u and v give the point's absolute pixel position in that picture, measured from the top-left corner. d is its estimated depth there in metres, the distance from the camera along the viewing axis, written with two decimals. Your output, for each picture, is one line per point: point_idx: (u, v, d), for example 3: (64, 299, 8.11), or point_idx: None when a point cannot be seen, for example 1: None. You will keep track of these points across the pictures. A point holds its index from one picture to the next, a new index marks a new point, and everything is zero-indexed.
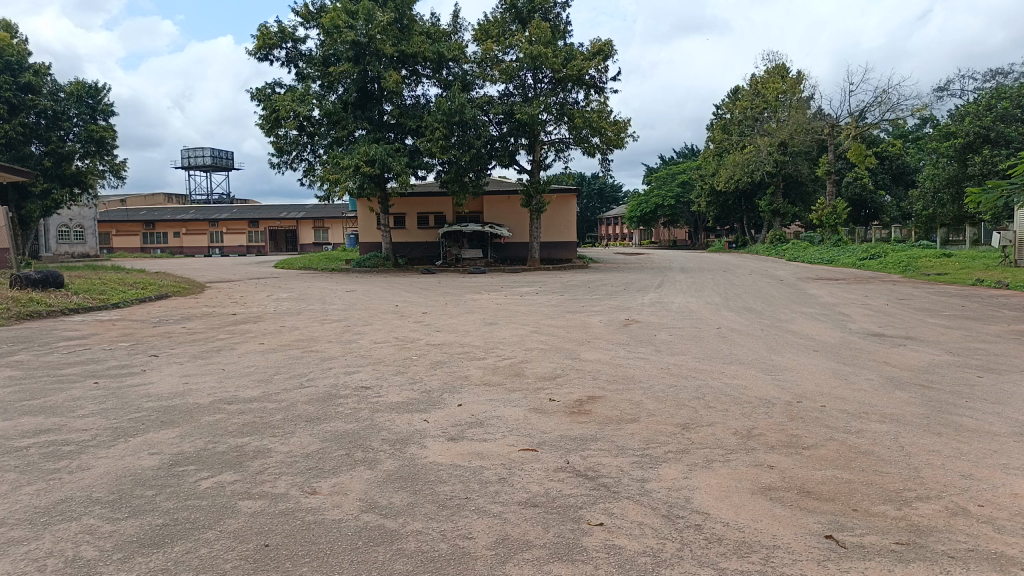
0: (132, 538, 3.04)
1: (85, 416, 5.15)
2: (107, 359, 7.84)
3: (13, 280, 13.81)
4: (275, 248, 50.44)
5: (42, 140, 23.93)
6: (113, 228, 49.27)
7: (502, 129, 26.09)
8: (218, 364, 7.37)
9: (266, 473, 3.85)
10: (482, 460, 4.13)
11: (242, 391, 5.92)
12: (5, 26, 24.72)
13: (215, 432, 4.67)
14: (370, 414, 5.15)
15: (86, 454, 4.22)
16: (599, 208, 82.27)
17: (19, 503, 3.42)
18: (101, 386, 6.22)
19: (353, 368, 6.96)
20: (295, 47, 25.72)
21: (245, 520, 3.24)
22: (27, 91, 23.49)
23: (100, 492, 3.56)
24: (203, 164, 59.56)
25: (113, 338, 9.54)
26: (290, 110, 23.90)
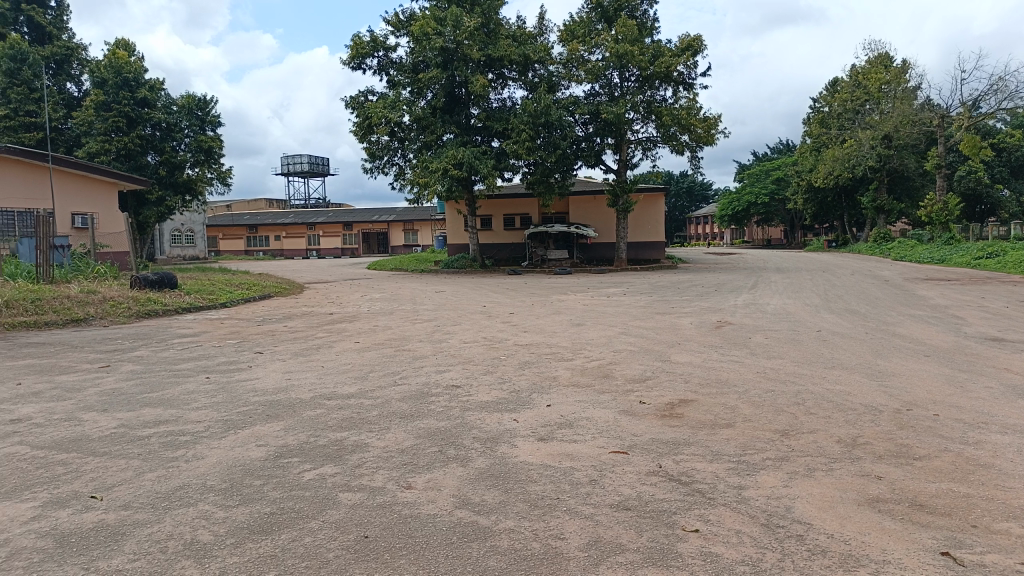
0: (243, 525, 3.21)
1: (199, 408, 5.48)
2: (217, 355, 8.33)
3: (133, 281, 14.85)
4: (367, 249, 52.04)
5: (157, 151, 25.53)
6: (220, 232, 52.34)
7: (588, 129, 26.01)
8: (318, 361, 7.68)
9: (364, 467, 3.98)
10: (572, 461, 4.13)
11: (341, 388, 6.15)
12: (125, 46, 26.65)
13: (316, 426, 4.87)
14: (461, 412, 5.23)
15: (200, 444, 4.49)
16: (688, 207, 80.48)
17: (142, 488, 3.69)
18: (212, 380, 6.61)
19: (445, 367, 7.09)
20: (386, 56, 26.50)
21: (345, 511, 3.36)
22: (143, 105, 24.84)
23: (213, 480, 3.78)
24: (301, 170, 62.17)
25: (222, 336, 10.12)
26: (382, 116, 24.61)
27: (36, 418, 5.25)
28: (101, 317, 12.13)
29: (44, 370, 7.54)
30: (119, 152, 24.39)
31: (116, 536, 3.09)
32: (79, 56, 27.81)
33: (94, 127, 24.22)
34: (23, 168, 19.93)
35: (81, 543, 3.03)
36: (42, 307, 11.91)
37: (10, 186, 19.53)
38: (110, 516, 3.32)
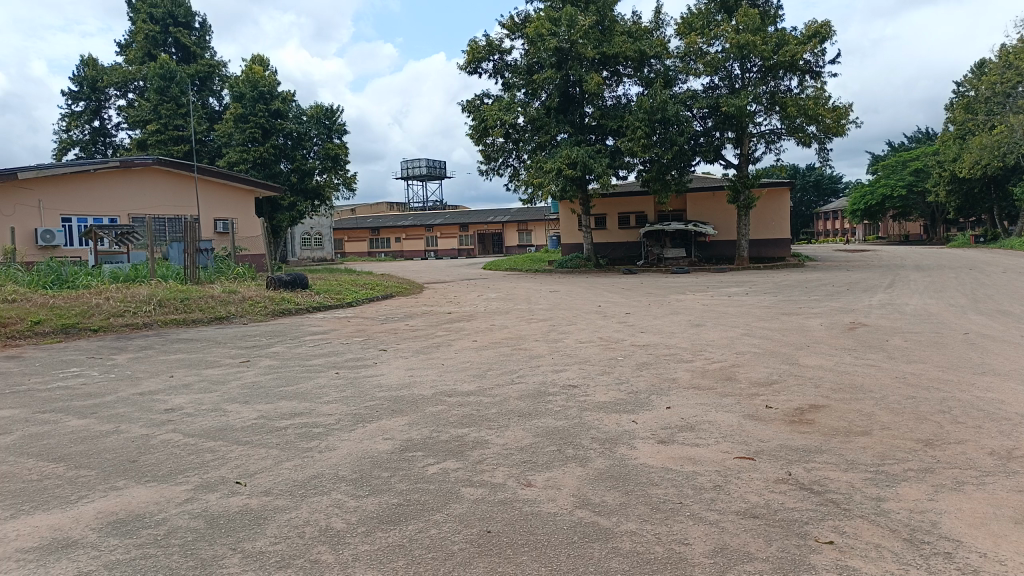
0: (373, 515, 3.35)
1: (330, 402, 5.77)
2: (345, 352, 8.76)
3: (269, 282, 15.85)
4: (483, 250, 53.00)
5: (289, 159, 27.11)
6: (345, 235, 54.99)
7: (707, 124, 25.27)
8: (438, 359, 7.89)
9: (485, 463, 4.06)
10: (695, 465, 4.02)
11: (460, 385, 6.31)
12: (261, 61, 28.59)
13: (438, 422, 5.01)
14: (579, 412, 5.23)
15: (331, 436, 4.74)
16: (815, 201, 76.30)
17: (281, 476, 3.93)
18: (341, 376, 6.97)
19: (562, 367, 7.12)
20: (501, 59, 26.89)
21: (468, 506, 3.44)
22: (276, 116, 26.59)
23: (345, 471, 3.98)
24: (419, 173, 64.22)
25: (349, 334, 10.63)
26: (497, 118, 25.00)
27: (187, 408, 5.73)
28: (240, 316, 13.04)
29: (193, 364, 8.20)
30: (255, 161, 26.16)
31: (258, 520, 3.32)
32: (220, 73, 30.08)
33: (234, 139, 26.11)
34: (173, 177, 21.84)
35: (228, 525, 3.27)
36: (190, 306, 12.94)
37: (160, 195, 21.47)
38: (253, 501, 3.56)
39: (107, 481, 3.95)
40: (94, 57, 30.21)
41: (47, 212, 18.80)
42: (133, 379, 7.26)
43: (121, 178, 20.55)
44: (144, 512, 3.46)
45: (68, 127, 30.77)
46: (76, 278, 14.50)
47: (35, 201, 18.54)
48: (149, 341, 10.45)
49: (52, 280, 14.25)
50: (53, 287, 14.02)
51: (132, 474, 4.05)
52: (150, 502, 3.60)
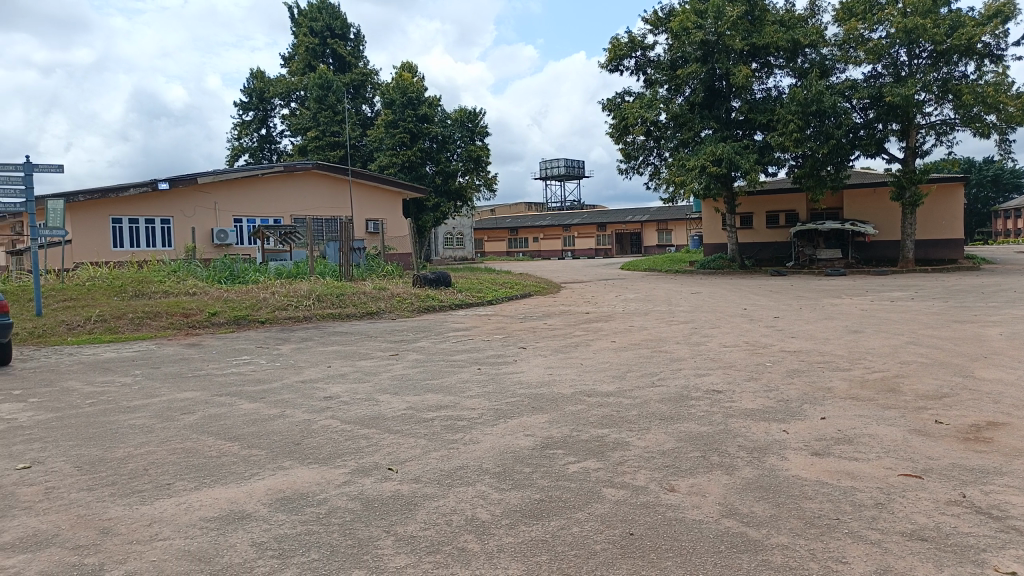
0: (517, 508, 3.43)
1: (472, 397, 5.95)
2: (486, 349, 9.00)
3: (416, 280, 16.57)
4: (621, 250, 52.52)
5: (434, 161, 28.17)
6: (485, 235, 56.35)
7: (868, 115, 23.52)
8: (577, 359, 7.90)
9: (626, 465, 4.03)
10: (853, 481, 3.77)
11: (600, 385, 6.30)
12: (409, 68, 29.95)
13: (577, 421, 5.04)
14: (724, 418, 5.07)
15: (475, 430, 4.88)
16: (994, 198, 68.85)
17: (429, 465, 4.12)
18: (483, 371, 7.18)
19: (705, 370, 6.92)
20: (643, 55, 26.47)
21: (610, 507, 3.43)
22: (423, 121, 27.77)
23: (488, 464, 4.09)
24: (558, 174, 64.56)
25: (490, 331, 10.89)
26: (638, 116, 24.69)
27: (343, 396, 6.12)
28: (389, 311, 13.74)
29: (347, 356, 8.75)
30: (403, 164, 27.48)
31: (409, 506, 3.48)
32: (372, 81, 31.78)
33: (384, 143, 27.60)
34: (329, 181, 23.33)
35: (382, 509, 3.46)
36: (344, 302, 13.80)
37: (318, 197, 23.01)
38: (404, 487, 3.75)
39: (274, 460, 4.30)
40: (262, 70, 32.89)
41: (222, 213, 20.82)
42: (295, 368, 7.85)
43: (285, 183, 22.25)
44: (307, 490, 3.74)
45: (240, 135, 33.76)
46: (246, 274, 15.88)
47: (212, 203, 20.63)
48: (308, 333, 11.27)
49: (226, 275, 15.71)
50: (226, 282, 15.45)
51: (296, 456, 4.39)
52: (312, 482, 3.88)
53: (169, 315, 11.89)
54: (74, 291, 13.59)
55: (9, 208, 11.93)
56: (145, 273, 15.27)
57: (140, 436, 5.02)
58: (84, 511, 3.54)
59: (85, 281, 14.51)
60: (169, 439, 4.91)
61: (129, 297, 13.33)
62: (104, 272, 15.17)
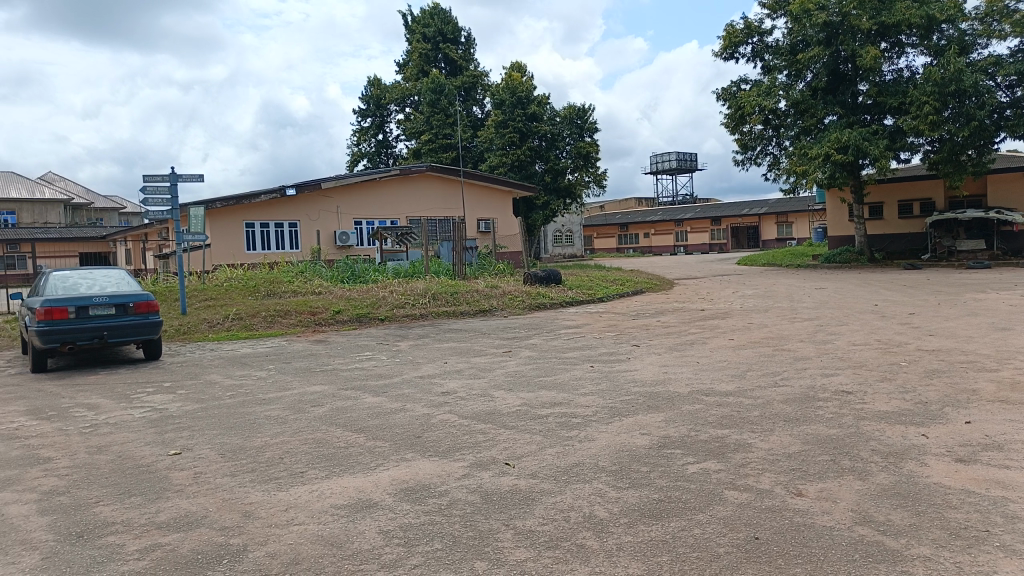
0: (635, 508, 3.39)
1: (587, 394, 5.95)
2: (599, 346, 8.95)
3: (527, 278, 16.72)
4: (737, 244, 50.82)
5: (544, 160, 28.31)
6: (595, 231, 55.98)
7: (1015, 93, 21.54)
8: (693, 357, 7.72)
9: (749, 467, 3.90)
10: (1006, 491, 3.47)
11: (718, 384, 6.11)
12: (519, 68, 30.25)
13: (696, 421, 4.92)
14: (855, 420, 4.80)
15: (589, 427, 4.87)
16: None
17: (545, 461, 4.16)
18: (596, 369, 7.15)
19: (832, 370, 6.58)
20: (761, 41, 25.44)
21: (733, 509, 3.33)
22: (533, 119, 27.96)
23: (605, 462, 4.07)
24: (669, 167, 63.20)
25: (602, 329, 10.83)
26: (756, 104, 23.78)
27: (460, 392, 6.28)
28: (501, 309, 13.95)
29: (463, 352, 8.95)
30: (513, 164, 27.84)
31: (527, 501, 3.53)
32: (482, 83, 32.31)
33: (494, 143, 28.05)
34: (443, 182, 23.94)
35: (501, 503, 3.52)
36: (459, 300, 14.14)
37: (432, 199, 23.66)
38: (521, 482, 3.80)
39: (398, 452, 4.47)
40: (378, 78, 34.22)
41: (343, 216, 21.85)
42: (413, 364, 8.12)
43: (401, 185, 23.03)
44: (429, 482, 3.87)
45: (359, 141, 35.29)
46: (366, 274, 16.57)
47: (334, 206, 21.69)
48: (424, 330, 11.63)
49: (348, 275, 16.47)
50: (349, 281, 16.19)
51: (417, 449, 4.54)
52: (434, 474, 4.01)
53: (298, 313, 12.62)
54: (214, 291, 14.70)
55: (158, 216, 13.04)
56: (275, 274, 16.25)
57: (274, 426, 5.36)
58: (228, 495, 3.83)
59: (223, 282, 15.64)
60: (301, 430, 5.21)
61: (262, 297, 14.24)
62: (239, 273, 16.28)
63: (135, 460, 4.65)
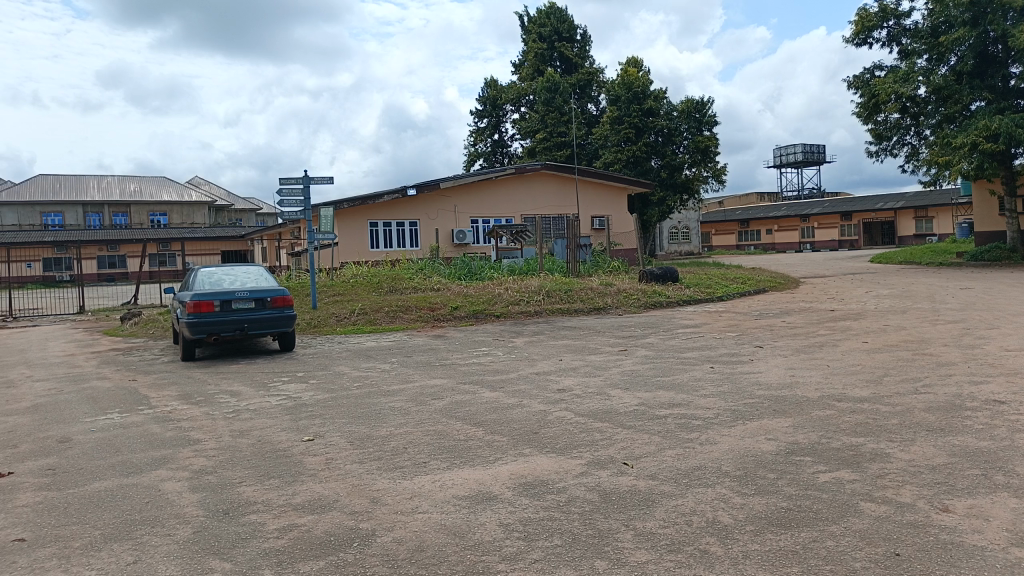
0: (761, 515, 3.27)
1: (707, 395, 5.78)
2: (719, 347, 8.69)
3: (642, 276, 16.47)
4: (869, 241, 47.79)
5: (660, 155, 27.72)
6: (713, 228, 54.30)
7: None
8: (822, 360, 7.33)
9: (888, 478, 3.66)
10: None
11: (851, 390, 5.77)
12: (635, 63, 29.82)
13: (827, 427, 4.67)
14: (1009, 433, 4.39)
15: (711, 430, 4.74)
16: None
17: (665, 462, 4.08)
18: (717, 370, 6.95)
19: (982, 378, 6.05)
20: (897, 24, 23.75)
21: (870, 522, 3.14)
22: (649, 114, 27.52)
23: (728, 466, 3.95)
24: (794, 160, 60.27)
25: (722, 328, 10.50)
26: (892, 92, 22.24)
27: (576, 390, 6.28)
28: (616, 307, 13.81)
29: (578, 350, 8.95)
30: (629, 160, 27.50)
31: (647, 502, 3.48)
32: (597, 79, 32.10)
33: (610, 140, 27.84)
34: (557, 180, 24.01)
35: (620, 503, 3.49)
36: (573, 297, 14.13)
37: (547, 197, 23.78)
38: (641, 483, 3.75)
39: (516, 447, 4.54)
40: (494, 79, 34.74)
41: (461, 215, 22.37)
42: (529, 361, 8.20)
43: (516, 184, 23.29)
44: (547, 478, 3.90)
45: (475, 141, 36.02)
46: (482, 271, 16.85)
47: (451, 206, 22.24)
48: (539, 327, 11.71)
49: (465, 272, 16.85)
50: (466, 279, 16.55)
51: (534, 444, 4.59)
52: (552, 470, 4.03)
53: (418, 309, 13.05)
54: (341, 287, 15.44)
55: (291, 216, 13.88)
56: (396, 272, 16.83)
57: (398, 418, 5.57)
58: (357, 481, 4.03)
59: (349, 279, 16.39)
60: (423, 422, 5.38)
61: (384, 293, 14.84)
62: (363, 270, 17.00)
63: (273, 444, 4.98)
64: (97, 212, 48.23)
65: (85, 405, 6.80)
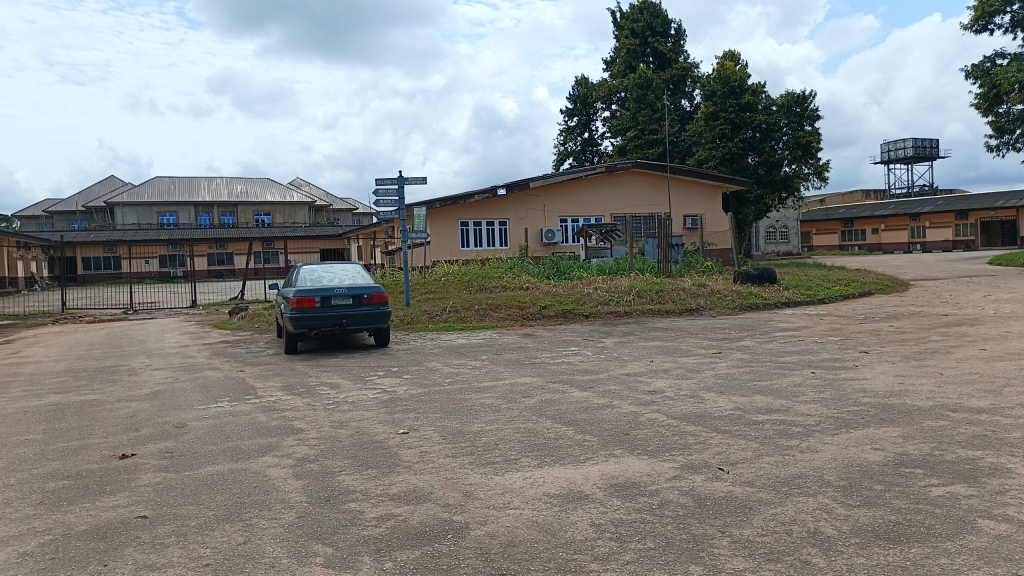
0: (868, 527, 3.12)
1: (808, 402, 5.57)
2: (821, 351, 8.33)
3: (737, 276, 15.98)
4: (988, 241, 44.56)
5: (757, 151, 26.79)
6: (814, 227, 52.09)
7: None
8: (934, 367, 6.90)
9: (1009, 495, 3.42)
10: None
11: (967, 400, 5.40)
12: (732, 57, 28.99)
13: (941, 439, 4.40)
14: None
15: (813, 437, 4.55)
16: None
17: (763, 469, 3.95)
18: (818, 375, 6.66)
19: None
20: (1022, 8, 22.04)
21: (989, 541, 2.94)
22: (746, 110, 26.68)
23: (831, 476, 3.79)
24: (904, 156, 56.91)
25: (824, 332, 10.05)
26: (1015, 81, 20.67)
27: (668, 392, 6.17)
28: (709, 308, 13.48)
29: (671, 351, 8.80)
30: (724, 157, 26.78)
31: (744, 509, 3.39)
32: (692, 74, 31.41)
33: (704, 136, 27.20)
34: (649, 178, 23.68)
35: (716, 508, 3.41)
36: (664, 298, 13.89)
37: (638, 195, 23.49)
38: (737, 489, 3.66)
39: (607, 448, 4.51)
40: (585, 77, 34.56)
41: (550, 214, 22.41)
42: (619, 361, 8.13)
43: (606, 183, 23.14)
44: (639, 480, 3.86)
45: (565, 140, 35.97)
46: (572, 270, 16.82)
47: (541, 205, 22.32)
48: (629, 328, 11.58)
49: (554, 271, 16.88)
50: (554, 278, 16.57)
51: (626, 445, 4.55)
52: (644, 472, 3.99)
53: (507, 308, 13.16)
54: (433, 285, 15.78)
55: (386, 216, 14.30)
56: (487, 270, 17.06)
57: (489, 414, 5.65)
58: (450, 474, 4.12)
59: (441, 277, 16.73)
60: (513, 419, 5.44)
61: (475, 291, 15.05)
62: (455, 269, 17.32)
63: (370, 436, 5.15)
64: (207, 212, 51.34)
65: (198, 393, 7.25)
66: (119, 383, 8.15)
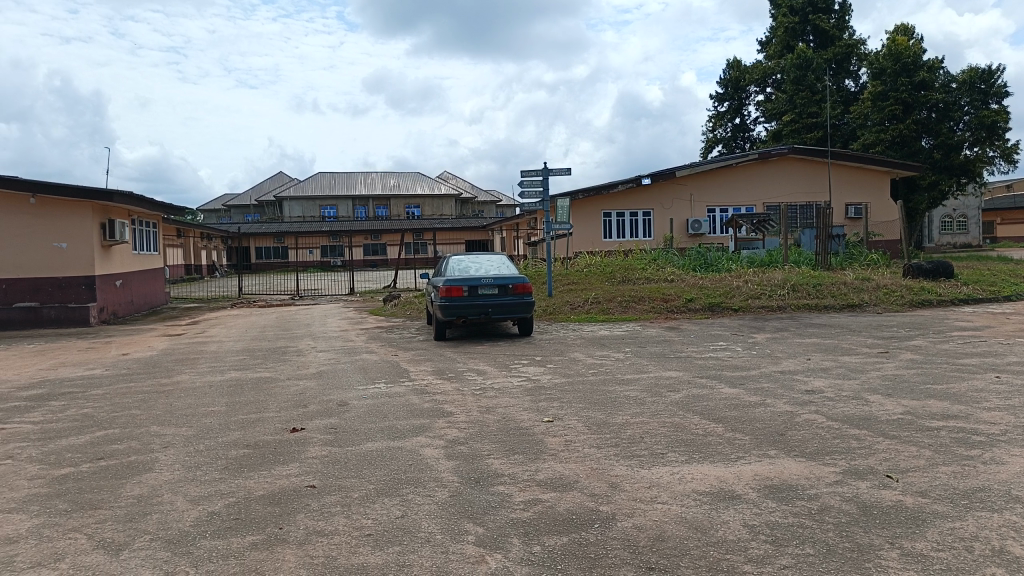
0: None
1: (992, 409, 5.04)
2: (1007, 354, 7.48)
3: (907, 270, 14.68)
4: None
5: (933, 133, 24.47)
6: (998, 216, 46.86)
7: None
8: None
9: None
10: None
11: None
12: (904, 31, 26.61)
13: None
14: None
15: (997, 448, 4.12)
16: None
17: (938, 480, 3.63)
18: (1004, 380, 6.01)
19: None
20: None
21: None
22: (921, 88, 24.37)
23: (1020, 492, 3.42)
24: None
25: (1010, 333, 9.05)
26: None
27: (827, 392, 5.82)
28: (874, 304, 12.54)
29: (830, 350, 8.27)
30: (893, 140, 24.71)
31: (916, 520, 3.14)
32: (857, 51, 29.14)
33: (871, 118, 25.21)
34: (807, 164, 22.33)
35: (883, 517, 3.19)
36: (823, 292, 13.09)
37: (794, 183, 22.22)
38: (907, 499, 3.39)
39: (760, 448, 4.33)
40: (738, 60, 33.12)
41: (697, 204, 21.75)
42: (771, 358, 7.75)
43: (758, 171, 22.09)
44: (797, 483, 3.67)
45: (714, 127, 34.69)
46: (719, 262, 16.26)
47: (688, 194, 21.71)
48: (782, 323, 10.99)
49: (700, 263, 16.37)
50: (701, 270, 16.08)
51: (781, 446, 4.35)
52: (802, 475, 3.79)
53: (652, 300, 12.95)
54: (575, 276, 15.81)
55: (530, 207, 14.47)
56: (630, 261, 16.86)
57: (634, 407, 5.60)
58: (595, 465, 4.12)
59: (584, 268, 16.71)
60: (659, 413, 5.35)
61: (618, 283, 14.94)
62: (598, 260, 17.25)
63: (516, 422, 5.27)
64: (363, 205, 54.57)
65: (358, 374, 7.77)
66: (289, 363, 8.89)
